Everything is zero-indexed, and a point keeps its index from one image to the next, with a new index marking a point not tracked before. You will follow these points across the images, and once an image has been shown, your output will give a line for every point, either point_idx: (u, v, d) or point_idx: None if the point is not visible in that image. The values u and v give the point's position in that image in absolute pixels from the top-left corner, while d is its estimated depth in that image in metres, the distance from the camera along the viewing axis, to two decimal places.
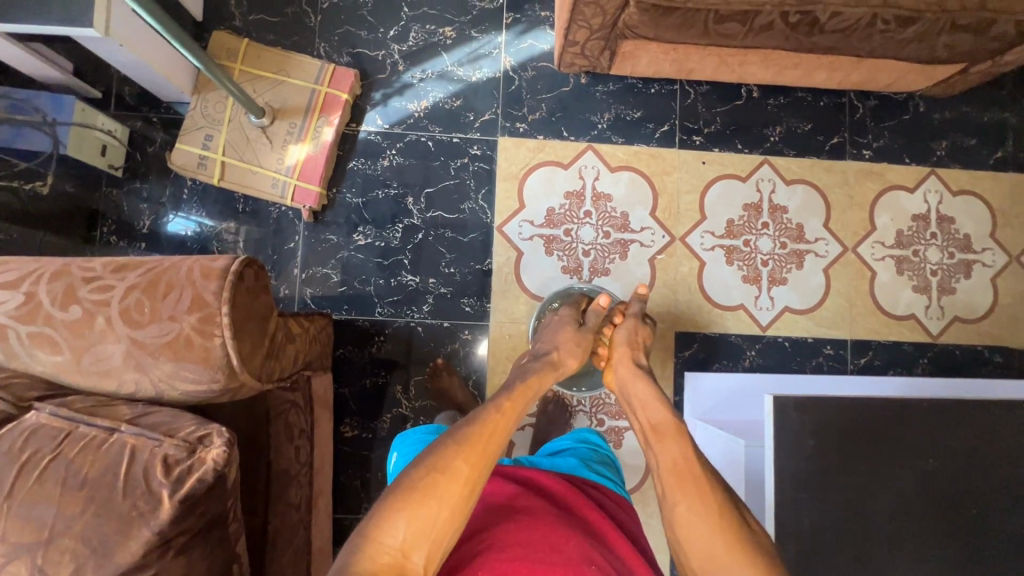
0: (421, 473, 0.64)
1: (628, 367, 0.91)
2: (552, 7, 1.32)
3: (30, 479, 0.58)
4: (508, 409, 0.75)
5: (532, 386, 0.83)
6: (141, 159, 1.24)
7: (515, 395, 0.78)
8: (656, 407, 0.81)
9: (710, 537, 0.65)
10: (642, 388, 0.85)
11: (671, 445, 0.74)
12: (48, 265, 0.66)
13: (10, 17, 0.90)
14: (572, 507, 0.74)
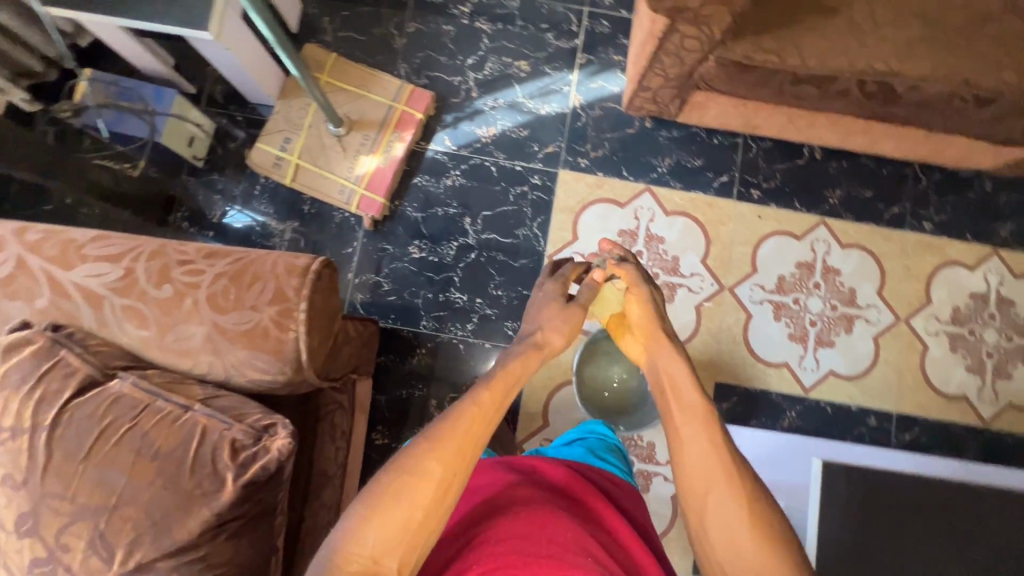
0: (393, 473, 0.57)
1: (653, 337, 0.76)
2: (625, 53, 1.37)
3: (107, 445, 0.60)
4: (493, 399, 0.65)
5: (525, 364, 0.72)
6: (222, 153, 1.30)
7: (502, 379, 0.68)
8: (683, 388, 0.68)
9: (741, 538, 0.55)
10: (668, 362, 0.72)
11: (696, 435, 0.62)
12: (147, 243, 0.69)
13: (136, 14, 0.98)
14: (575, 500, 0.70)
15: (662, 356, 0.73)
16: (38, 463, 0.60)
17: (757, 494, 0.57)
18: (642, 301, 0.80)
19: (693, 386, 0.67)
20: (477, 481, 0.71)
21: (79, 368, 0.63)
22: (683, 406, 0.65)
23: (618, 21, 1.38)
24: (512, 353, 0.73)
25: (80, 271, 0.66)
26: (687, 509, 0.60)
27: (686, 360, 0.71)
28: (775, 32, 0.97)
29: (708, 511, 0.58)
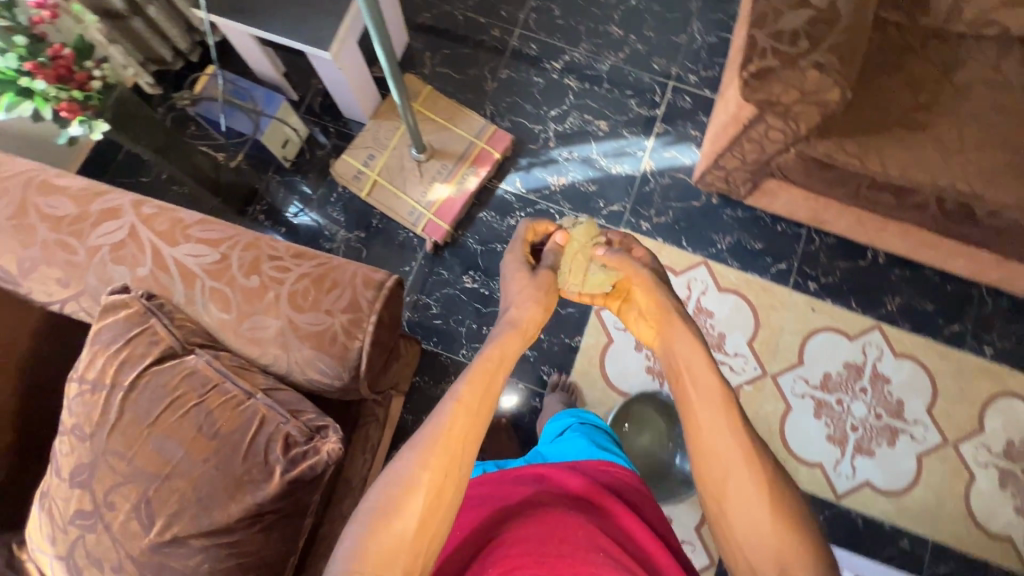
0: (390, 485, 0.56)
1: (669, 320, 0.71)
2: (703, 129, 1.41)
3: (173, 415, 0.63)
4: (481, 398, 0.63)
5: (506, 355, 0.68)
6: (309, 158, 1.38)
7: (484, 371, 0.65)
8: (701, 373, 0.64)
9: (763, 526, 0.55)
10: (685, 345, 0.67)
11: (713, 426, 0.60)
12: (244, 234, 0.74)
13: (268, 27, 1.08)
14: (591, 501, 0.68)
15: (677, 341, 0.69)
16: (108, 420, 0.64)
17: (775, 478, 0.57)
18: (647, 283, 0.75)
19: (709, 371, 0.64)
20: (495, 491, 0.70)
21: (163, 338, 0.67)
22: (700, 395, 0.63)
23: (701, 99, 1.43)
24: (492, 342, 0.69)
25: (181, 249, 0.72)
26: (706, 497, 0.60)
27: (701, 341, 0.68)
28: (859, 137, 0.99)
29: (726, 500, 0.57)
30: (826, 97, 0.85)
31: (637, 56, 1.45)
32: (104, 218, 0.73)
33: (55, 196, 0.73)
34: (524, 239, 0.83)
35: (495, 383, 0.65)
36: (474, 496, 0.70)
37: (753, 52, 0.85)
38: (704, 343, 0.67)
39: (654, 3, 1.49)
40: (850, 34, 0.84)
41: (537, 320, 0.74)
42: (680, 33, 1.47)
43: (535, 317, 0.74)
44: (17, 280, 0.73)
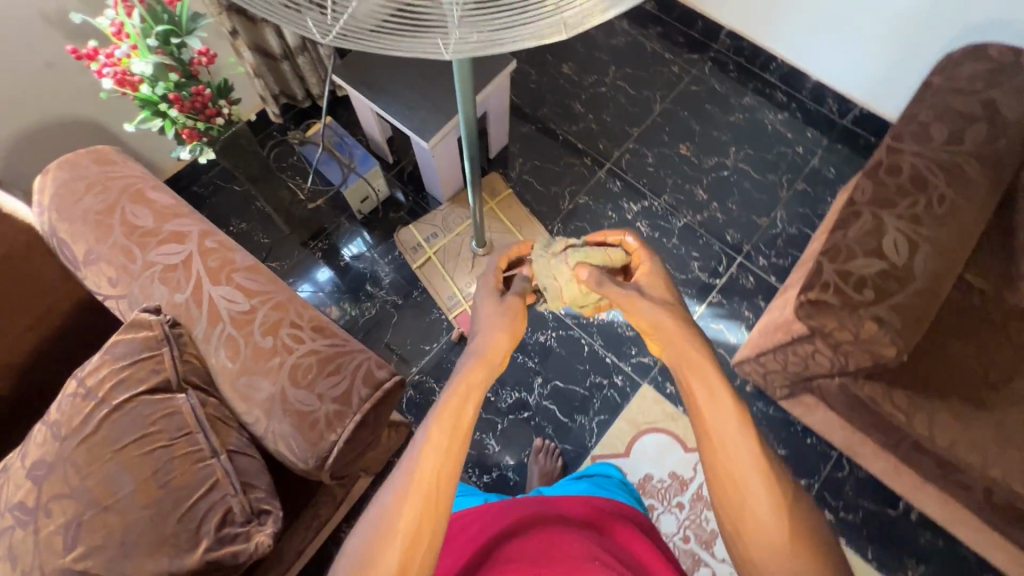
0: (367, 543, 0.53)
1: (670, 334, 0.61)
2: (757, 313, 1.40)
3: (139, 449, 0.66)
4: (453, 431, 0.57)
5: (474, 384, 0.60)
6: (381, 216, 1.47)
7: (455, 403, 0.58)
8: (716, 390, 0.56)
9: (783, 549, 0.51)
10: (693, 359, 0.59)
11: (726, 450, 0.54)
12: (278, 294, 0.78)
13: (386, 106, 1.19)
14: (588, 523, 0.73)
15: (683, 351, 0.59)
16: (84, 431, 0.66)
17: (788, 491, 0.54)
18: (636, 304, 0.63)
19: (717, 385, 0.56)
20: (498, 513, 0.75)
21: (166, 370, 0.71)
22: (717, 414, 0.55)
23: (764, 283, 1.42)
24: (460, 371, 0.61)
25: (219, 290, 0.76)
26: (720, 516, 0.55)
27: (706, 347, 0.60)
28: (911, 393, 0.93)
29: (745, 522, 0.53)
30: (879, 350, 0.82)
31: (713, 223, 1.48)
32: (169, 239, 0.79)
33: (140, 206, 0.81)
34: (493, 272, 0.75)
35: (467, 414, 0.58)
36: (474, 517, 0.76)
37: (816, 282, 0.83)
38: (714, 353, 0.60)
39: (746, 180, 1.52)
40: (919, 298, 0.82)
41: (502, 350, 0.65)
42: (762, 214, 1.49)
43: (504, 349, 0.65)
44: (78, 266, 0.80)
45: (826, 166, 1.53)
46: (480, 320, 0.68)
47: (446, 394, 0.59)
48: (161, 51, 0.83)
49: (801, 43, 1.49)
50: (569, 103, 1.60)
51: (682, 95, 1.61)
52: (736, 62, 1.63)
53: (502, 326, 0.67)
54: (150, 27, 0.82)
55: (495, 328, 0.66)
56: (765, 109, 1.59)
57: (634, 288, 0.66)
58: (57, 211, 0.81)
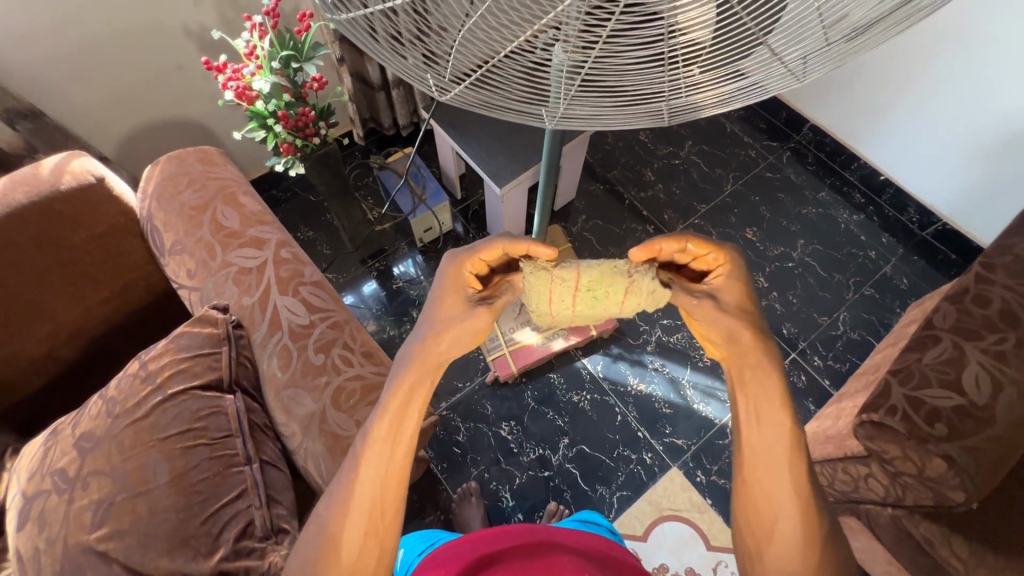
0: (319, 546, 0.56)
1: (746, 350, 0.59)
2: (804, 416, 1.34)
3: (181, 443, 0.68)
4: (393, 437, 0.58)
5: (416, 387, 0.60)
6: (440, 247, 1.50)
7: (396, 405, 0.59)
8: (772, 406, 0.58)
9: (798, 562, 0.56)
10: (757, 377, 0.59)
11: (765, 464, 0.57)
12: (337, 315, 0.81)
13: (467, 148, 1.24)
14: (593, 555, 0.70)
15: (751, 371, 0.59)
16: (136, 413, 0.69)
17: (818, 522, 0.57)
18: (710, 311, 0.60)
19: (777, 408, 0.57)
20: (510, 531, 0.74)
21: (221, 368, 0.73)
22: (763, 430, 0.58)
23: (816, 386, 1.36)
24: (400, 368, 0.60)
25: (285, 300, 0.80)
26: (739, 523, 0.59)
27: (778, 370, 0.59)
28: (974, 542, 0.84)
29: (767, 531, 0.57)
30: (945, 491, 0.76)
31: (770, 312, 1.44)
32: (250, 244, 0.83)
33: (230, 208, 0.86)
34: (472, 258, 0.62)
35: (411, 416, 0.59)
36: (444, 552, 0.73)
37: (881, 404, 0.79)
38: (783, 377, 0.58)
39: (810, 274, 1.48)
40: (995, 444, 0.76)
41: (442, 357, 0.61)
42: (824, 313, 1.44)
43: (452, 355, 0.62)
44: (164, 253, 0.86)
45: (898, 275, 1.48)
46: (428, 316, 0.62)
47: (386, 398, 0.59)
48: (280, 73, 0.91)
49: (890, 148, 1.46)
50: (640, 169, 1.62)
51: (756, 180, 1.60)
52: (816, 155, 1.61)
53: (458, 327, 0.61)
54: (277, 51, 0.90)
55: (441, 329, 0.60)
56: (840, 208, 1.56)
57: (707, 291, 0.61)
58: (156, 199, 0.88)
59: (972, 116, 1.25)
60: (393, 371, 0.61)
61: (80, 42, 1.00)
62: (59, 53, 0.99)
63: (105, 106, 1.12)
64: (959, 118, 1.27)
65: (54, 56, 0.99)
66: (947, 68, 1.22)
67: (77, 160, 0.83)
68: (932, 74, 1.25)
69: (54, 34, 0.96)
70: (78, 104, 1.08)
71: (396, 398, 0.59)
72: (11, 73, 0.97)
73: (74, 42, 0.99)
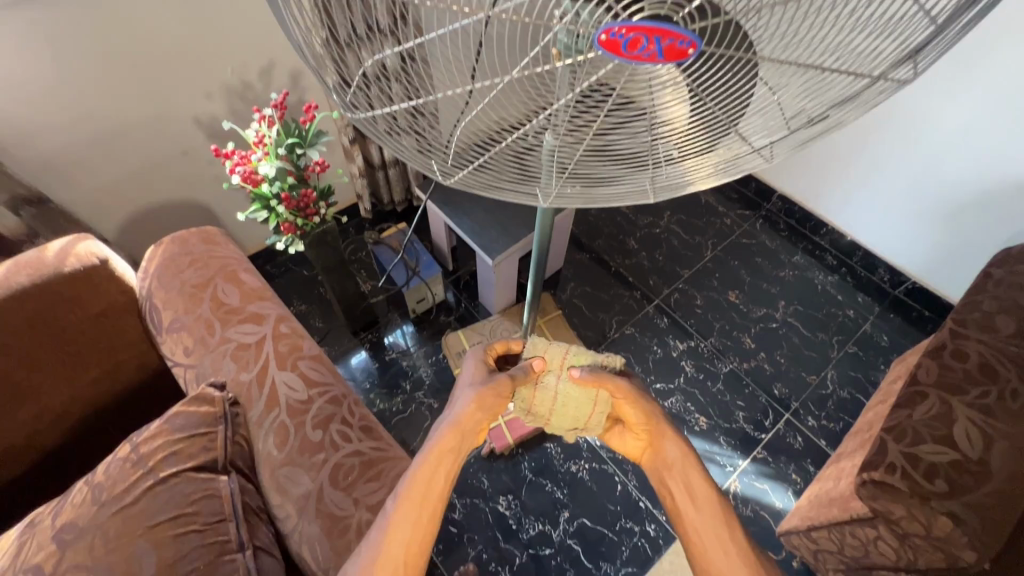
0: None
1: (657, 433, 0.66)
2: (805, 478, 1.33)
3: (172, 530, 0.65)
4: (423, 502, 0.59)
5: (447, 451, 0.61)
6: (432, 318, 1.52)
7: (427, 471, 0.60)
8: (693, 480, 0.63)
9: None
10: (675, 455, 0.65)
11: (705, 535, 0.62)
12: (335, 388, 0.80)
13: (460, 222, 1.30)
14: None
15: (667, 452, 0.65)
16: (124, 499, 0.66)
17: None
18: (631, 395, 0.65)
19: (699, 484, 0.63)
20: None
21: (216, 449, 0.72)
22: (695, 505, 0.62)
23: (813, 447, 1.36)
24: (434, 434, 0.62)
25: (283, 375, 0.79)
26: None
27: (688, 448, 0.65)
28: None
29: None
30: (955, 551, 0.75)
31: (760, 374, 1.46)
32: (250, 320, 0.84)
33: (231, 285, 0.88)
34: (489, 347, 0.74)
35: (439, 483, 0.60)
36: None
37: (880, 462, 0.79)
38: (694, 453, 0.65)
39: (795, 334, 1.52)
40: (997, 500, 0.76)
41: (477, 423, 0.62)
42: (812, 372, 1.46)
43: (482, 421, 0.63)
44: (161, 331, 0.86)
45: (878, 333, 1.53)
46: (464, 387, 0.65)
47: (418, 461, 0.60)
48: (285, 158, 0.97)
49: (854, 215, 1.56)
50: (623, 238, 1.69)
51: (734, 245, 1.68)
52: (787, 222, 1.71)
53: (486, 395, 0.63)
54: (282, 139, 0.96)
55: (472, 396, 0.62)
56: (815, 270, 1.63)
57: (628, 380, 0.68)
58: (157, 278, 0.89)
59: (926, 183, 1.36)
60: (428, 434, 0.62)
61: (93, 131, 1.06)
62: (72, 143, 1.05)
63: (110, 190, 1.16)
64: (915, 185, 1.38)
65: (67, 145, 1.04)
66: (896, 142, 1.35)
67: (83, 243, 0.85)
68: (884, 147, 1.38)
69: (69, 126, 1.02)
70: (84, 189, 1.12)
71: (428, 465, 0.60)
72: (24, 161, 1.01)
73: (87, 132, 1.05)
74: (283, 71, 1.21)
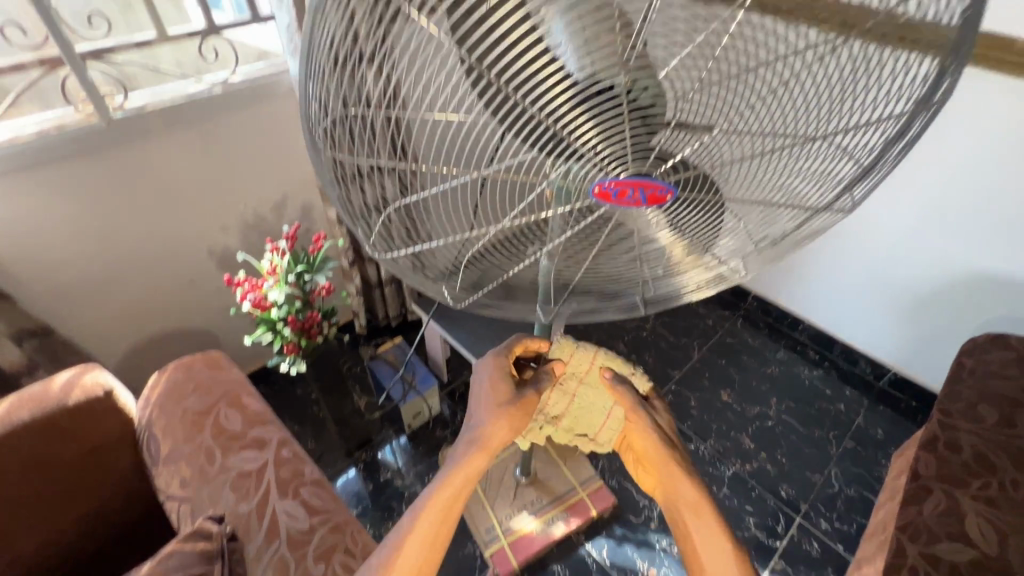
0: None
1: (671, 472, 0.66)
2: None
3: None
4: (441, 515, 0.65)
5: (470, 467, 0.66)
6: (428, 433, 1.48)
7: (449, 486, 0.66)
8: (701, 517, 0.65)
9: None
10: (687, 492, 0.66)
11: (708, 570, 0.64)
12: (337, 515, 0.78)
13: (457, 335, 1.34)
14: None
15: (678, 489, 0.66)
16: None
17: None
18: (643, 428, 0.67)
19: (708, 523, 0.65)
20: None
21: None
22: (702, 542, 0.65)
23: (831, 552, 1.30)
24: (459, 451, 0.67)
25: (284, 504, 0.77)
26: None
27: (703, 489, 0.65)
28: None
29: None
30: None
31: (764, 475, 1.44)
32: (251, 445, 0.83)
33: (234, 411, 0.87)
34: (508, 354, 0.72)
35: (459, 496, 0.66)
36: None
37: (901, 565, 0.79)
38: (709, 492, 0.65)
39: (792, 432, 1.53)
40: None
41: (499, 442, 0.67)
42: (816, 471, 1.45)
43: (503, 439, 0.68)
44: (157, 462, 0.84)
45: (872, 426, 1.54)
46: (485, 404, 0.68)
47: (442, 475, 0.66)
48: (294, 284, 1.03)
49: (827, 311, 1.65)
50: (613, 343, 1.74)
51: (719, 344, 1.74)
52: (766, 320, 1.79)
53: (508, 414, 0.67)
54: (292, 266, 1.03)
55: (495, 417, 0.67)
56: (800, 365, 1.69)
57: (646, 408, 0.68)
58: (160, 406, 0.88)
59: (887, 279, 1.47)
60: (453, 450, 0.68)
61: (106, 265, 1.12)
62: (85, 276, 1.10)
63: (114, 319, 1.19)
64: (876, 280, 1.49)
65: (81, 279, 1.09)
66: (851, 242, 1.49)
67: (90, 373, 0.86)
68: (842, 247, 1.51)
69: (85, 261, 1.08)
70: (89, 319, 1.15)
71: (449, 478, 0.66)
72: (38, 296, 1.05)
73: (102, 265, 1.11)
74: (295, 205, 1.32)
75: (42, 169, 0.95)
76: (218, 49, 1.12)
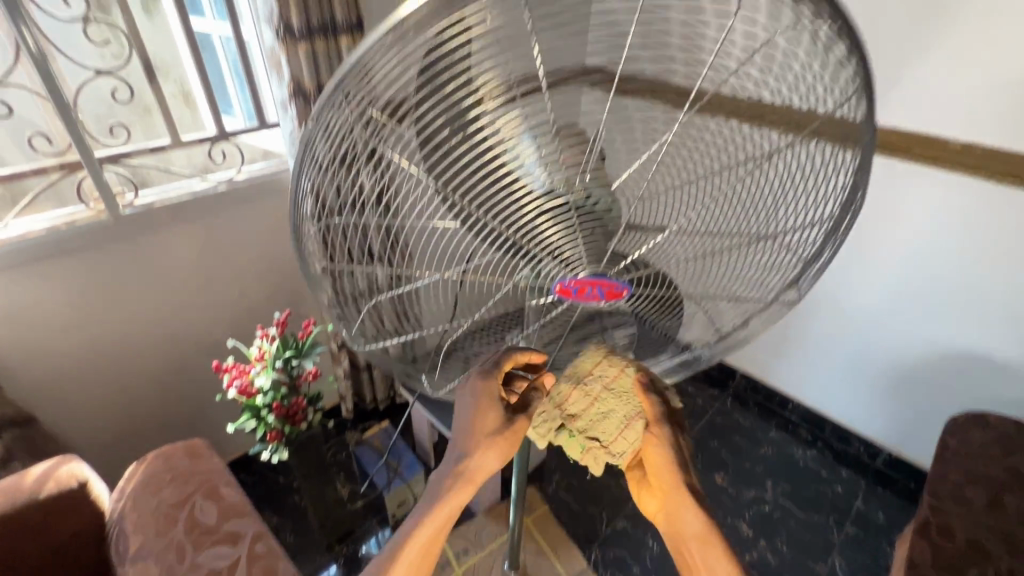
0: None
1: (679, 503, 0.53)
2: None
3: None
4: (416, 566, 0.52)
5: (450, 509, 0.53)
6: None
7: (425, 533, 0.52)
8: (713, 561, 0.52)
9: None
10: (694, 527, 0.53)
11: None
12: None
13: (442, 419, 1.33)
14: None
15: (686, 523, 0.53)
16: None
17: None
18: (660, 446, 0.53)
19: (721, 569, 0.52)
20: None
21: None
22: None
23: None
24: (436, 488, 0.53)
25: None
26: None
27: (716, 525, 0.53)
28: None
29: None
30: None
31: (764, 566, 1.37)
32: (224, 540, 0.81)
33: (211, 503, 0.86)
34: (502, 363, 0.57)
35: (437, 542, 0.53)
36: None
37: None
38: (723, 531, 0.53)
39: (791, 517, 1.48)
40: None
41: (486, 474, 0.54)
42: (818, 560, 1.38)
43: (491, 471, 0.55)
44: (125, 559, 0.81)
45: (873, 510, 1.50)
46: (468, 427, 0.55)
47: (417, 520, 0.52)
48: (281, 370, 1.05)
49: (814, 390, 1.64)
50: None
51: (709, 425, 1.73)
52: (755, 399, 1.78)
53: (499, 441, 0.54)
54: (281, 352, 1.05)
55: (483, 447, 0.54)
56: (794, 446, 1.67)
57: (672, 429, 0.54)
58: (134, 498, 0.86)
59: (869, 358, 1.48)
60: (429, 487, 0.54)
61: (96, 352, 1.13)
62: (74, 363, 1.11)
63: (97, 407, 1.18)
64: (858, 358, 1.50)
65: (69, 366, 1.11)
66: (828, 322, 1.52)
67: (67, 464, 0.86)
68: (820, 327, 1.54)
69: (75, 348, 1.10)
70: (73, 406, 1.15)
71: (425, 523, 0.52)
72: (25, 385, 1.06)
73: (92, 352, 1.13)
74: (284, 294, 1.36)
75: (48, 262, 1.01)
76: (226, 151, 1.23)
